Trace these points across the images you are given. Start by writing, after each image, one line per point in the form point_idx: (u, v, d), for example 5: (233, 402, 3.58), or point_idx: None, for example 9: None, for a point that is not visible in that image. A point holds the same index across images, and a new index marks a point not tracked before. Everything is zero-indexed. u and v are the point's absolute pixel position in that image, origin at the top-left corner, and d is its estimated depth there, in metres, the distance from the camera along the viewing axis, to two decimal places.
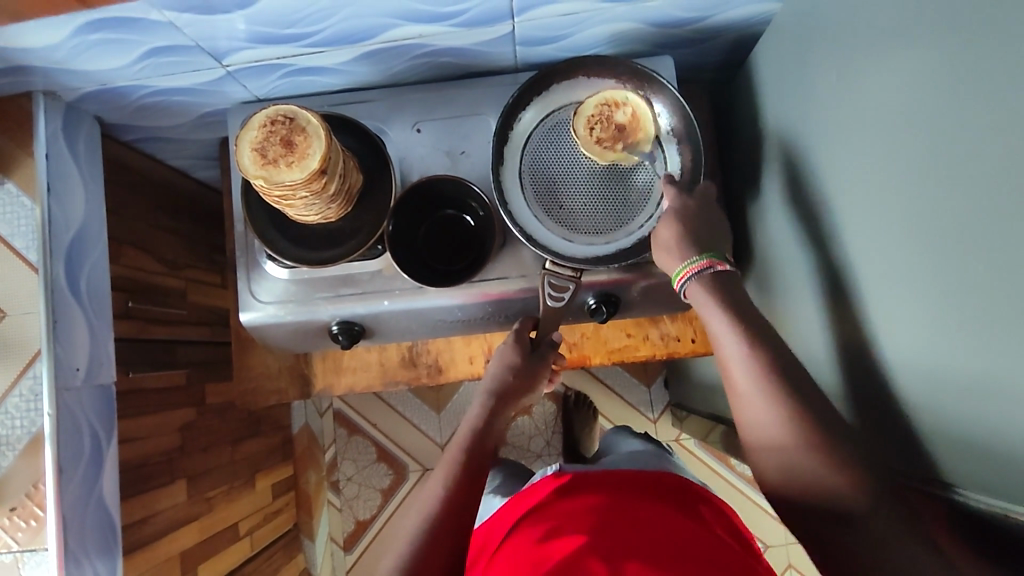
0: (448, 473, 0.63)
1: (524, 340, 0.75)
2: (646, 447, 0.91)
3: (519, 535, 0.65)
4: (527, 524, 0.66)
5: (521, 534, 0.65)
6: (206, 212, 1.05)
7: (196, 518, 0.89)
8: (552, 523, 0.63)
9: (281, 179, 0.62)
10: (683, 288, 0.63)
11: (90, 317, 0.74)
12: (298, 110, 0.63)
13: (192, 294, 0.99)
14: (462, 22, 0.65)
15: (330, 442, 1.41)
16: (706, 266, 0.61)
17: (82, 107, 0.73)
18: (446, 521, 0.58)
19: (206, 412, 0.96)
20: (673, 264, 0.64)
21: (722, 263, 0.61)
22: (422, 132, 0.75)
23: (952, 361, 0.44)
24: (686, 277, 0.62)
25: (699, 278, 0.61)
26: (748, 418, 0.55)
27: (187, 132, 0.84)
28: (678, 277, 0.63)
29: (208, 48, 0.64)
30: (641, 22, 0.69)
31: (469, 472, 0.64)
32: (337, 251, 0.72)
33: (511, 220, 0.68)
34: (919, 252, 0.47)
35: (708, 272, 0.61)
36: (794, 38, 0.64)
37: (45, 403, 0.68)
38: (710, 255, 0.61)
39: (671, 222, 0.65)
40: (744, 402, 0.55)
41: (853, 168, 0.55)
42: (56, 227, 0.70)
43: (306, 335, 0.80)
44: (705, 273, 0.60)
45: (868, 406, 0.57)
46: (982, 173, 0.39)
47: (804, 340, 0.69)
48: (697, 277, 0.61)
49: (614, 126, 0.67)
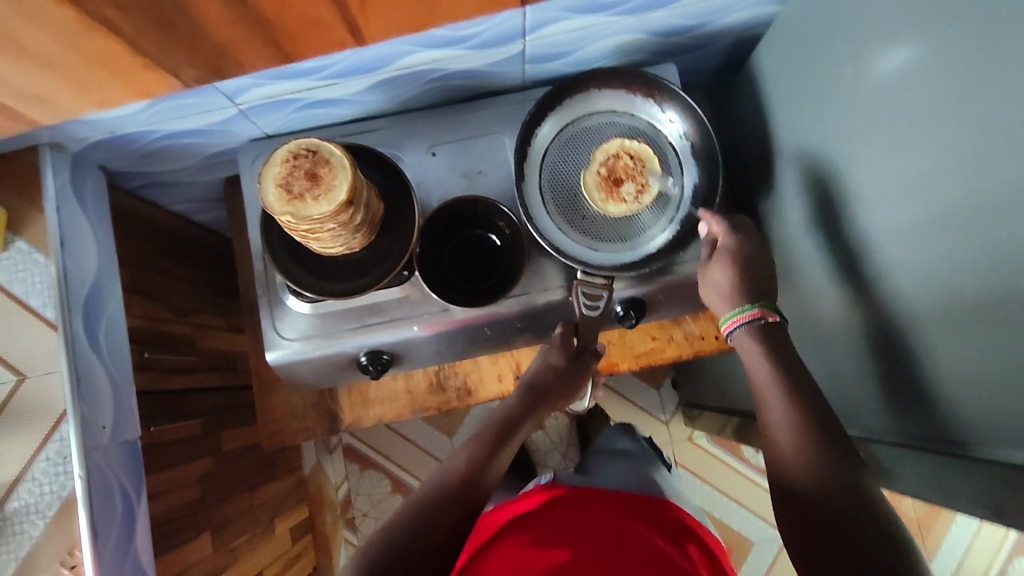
0: (472, 454, 0.67)
1: (569, 347, 0.76)
2: (637, 447, 0.94)
3: (505, 540, 0.65)
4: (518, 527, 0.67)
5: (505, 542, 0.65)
6: (208, 254, 1.03)
7: (224, 570, 0.86)
8: (541, 534, 0.64)
9: (309, 213, 0.61)
10: (731, 334, 0.66)
11: (112, 372, 0.72)
12: (320, 143, 0.63)
13: (201, 339, 0.96)
14: (476, 44, 0.65)
15: (342, 479, 1.38)
16: (758, 316, 0.64)
17: (88, 157, 0.72)
18: (447, 507, 0.61)
19: (223, 459, 0.94)
20: (722, 309, 0.67)
21: (773, 313, 0.64)
22: (437, 155, 0.75)
23: (999, 333, 0.46)
24: (736, 324, 0.65)
25: (747, 328, 0.64)
26: (773, 401, 0.59)
27: (192, 175, 0.83)
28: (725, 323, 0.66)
29: (222, 88, 0.64)
30: (645, 32, 0.71)
31: (482, 464, 0.66)
32: (363, 280, 0.72)
33: (537, 233, 0.68)
34: (949, 230, 0.49)
35: (759, 322, 0.64)
36: (796, 37, 0.66)
37: (75, 464, 0.64)
38: (759, 305, 0.64)
39: (723, 265, 0.66)
40: (764, 384, 0.61)
41: (870, 157, 0.57)
42: (72, 283, 0.67)
43: (333, 369, 0.79)
44: (757, 323, 0.63)
45: (906, 386, 0.59)
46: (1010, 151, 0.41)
47: (829, 327, 0.70)
48: (746, 326, 0.64)
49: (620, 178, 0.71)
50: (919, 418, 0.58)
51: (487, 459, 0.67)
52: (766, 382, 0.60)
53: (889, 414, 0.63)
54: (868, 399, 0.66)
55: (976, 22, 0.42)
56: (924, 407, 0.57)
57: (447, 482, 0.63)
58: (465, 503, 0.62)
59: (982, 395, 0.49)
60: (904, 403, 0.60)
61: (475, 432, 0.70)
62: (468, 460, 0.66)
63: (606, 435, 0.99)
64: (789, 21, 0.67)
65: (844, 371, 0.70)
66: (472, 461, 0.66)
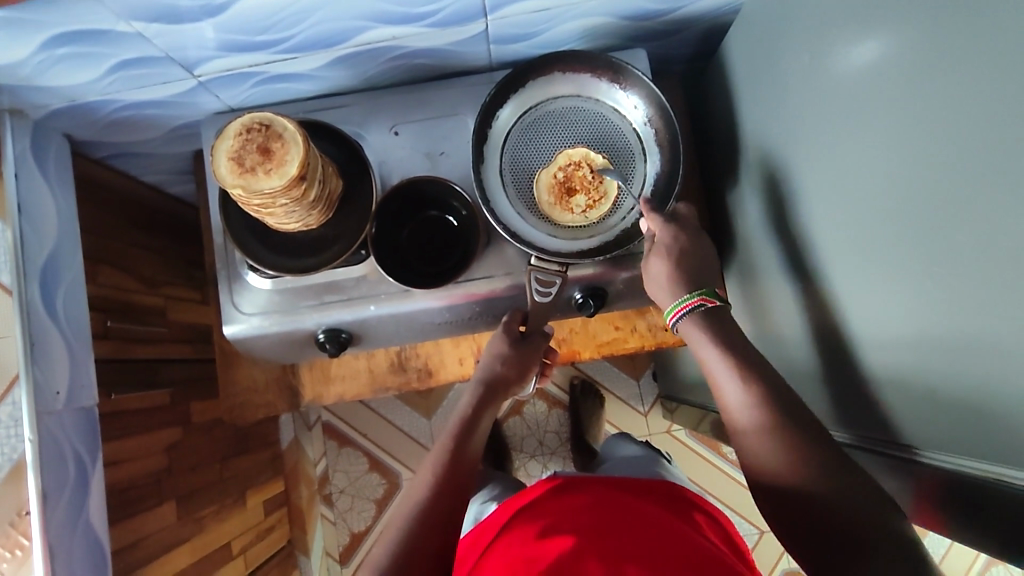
0: (434, 465, 0.66)
1: (513, 332, 0.75)
2: (644, 451, 0.92)
3: (499, 546, 0.63)
4: (515, 528, 0.64)
5: (502, 546, 0.63)
6: (181, 227, 1.03)
7: (188, 540, 0.87)
8: (538, 525, 0.62)
9: (260, 187, 0.60)
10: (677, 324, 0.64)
11: (69, 340, 0.73)
12: (274, 117, 0.62)
13: (172, 312, 0.97)
14: (436, 21, 0.65)
15: (320, 455, 1.39)
16: (699, 304, 0.62)
17: (51, 124, 0.72)
18: (419, 530, 0.59)
19: (192, 430, 0.95)
20: (666, 302, 0.65)
21: (713, 299, 0.62)
22: (400, 134, 0.75)
23: (934, 331, 0.45)
24: (677, 315, 0.63)
25: (690, 317, 0.62)
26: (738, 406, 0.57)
27: (160, 147, 0.83)
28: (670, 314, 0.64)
29: (179, 58, 0.63)
30: (612, 15, 0.70)
31: (454, 476, 0.65)
32: (320, 257, 0.71)
33: (492, 216, 0.67)
34: (897, 224, 0.47)
35: (701, 308, 0.61)
36: (760, 25, 0.65)
37: (27, 428, 0.66)
38: (703, 292, 0.62)
39: (662, 256, 0.65)
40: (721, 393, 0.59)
41: (824, 150, 0.56)
42: (29, 249, 0.69)
43: (293, 345, 0.79)
44: (697, 311, 0.61)
45: (848, 382, 0.58)
46: (962, 139, 0.40)
47: (781, 321, 0.70)
48: (689, 314, 0.62)
49: (572, 190, 0.71)
50: (857, 414, 0.58)
51: (452, 464, 0.66)
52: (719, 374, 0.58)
53: (832, 410, 0.62)
54: (814, 396, 0.66)
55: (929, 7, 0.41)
56: (863, 403, 0.56)
57: (418, 504, 0.62)
58: (437, 521, 0.61)
59: (917, 394, 0.48)
60: (845, 399, 0.59)
61: (438, 441, 0.70)
62: (435, 473, 0.65)
63: (608, 447, 1.02)
64: (754, 8, 0.65)
65: (794, 367, 0.69)
66: (439, 473, 0.65)
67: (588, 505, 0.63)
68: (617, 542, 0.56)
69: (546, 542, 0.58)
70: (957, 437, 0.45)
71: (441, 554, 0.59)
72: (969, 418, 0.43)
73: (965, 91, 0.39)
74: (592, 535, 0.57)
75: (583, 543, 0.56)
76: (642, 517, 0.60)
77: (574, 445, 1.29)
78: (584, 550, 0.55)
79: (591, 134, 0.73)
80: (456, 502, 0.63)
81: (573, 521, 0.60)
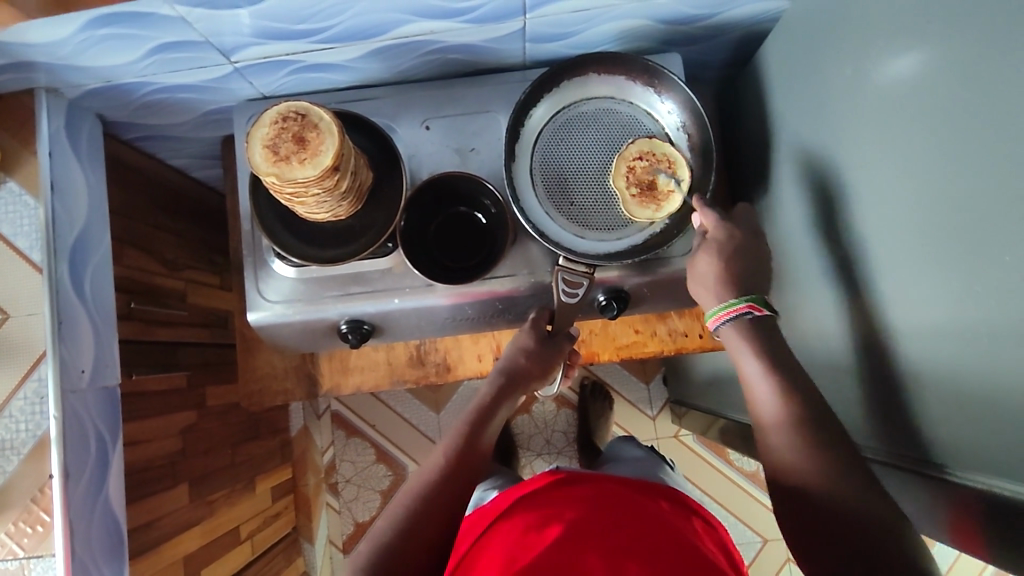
0: (449, 446, 0.68)
1: (541, 329, 0.75)
2: (645, 455, 0.92)
3: (501, 525, 0.62)
4: (516, 510, 0.63)
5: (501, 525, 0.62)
6: (205, 212, 1.04)
7: (199, 522, 0.87)
8: (545, 512, 0.61)
9: (293, 176, 0.60)
10: (718, 327, 0.64)
11: (95, 319, 0.74)
12: (310, 106, 0.61)
13: (191, 295, 0.97)
14: (475, 18, 0.64)
15: (328, 445, 1.38)
16: (746, 309, 0.61)
17: (84, 104, 0.73)
18: (425, 509, 0.62)
19: (207, 414, 0.95)
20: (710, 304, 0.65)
21: (762, 308, 0.61)
22: (431, 129, 0.75)
23: (970, 355, 0.45)
24: (721, 319, 0.62)
25: (734, 322, 0.61)
26: (760, 399, 0.58)
27: (190, 131, 0.83)
28: (713, 317, 0.64)
29: (217, 44, 0.63)
30: (650, 19, 0.70)
31: (463, 465, 0.66)
32: (347, 249, 0.72)
33: (523, 216, 0.68)
34: (938, 241, 0.47)
35: (747, 316, 0.61)
36: (801, 35, 0.64)
37: (51, 405, 0.66)
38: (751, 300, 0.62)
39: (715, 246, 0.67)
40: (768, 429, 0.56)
41: (863, 164, 0.56)
42: (60, 228, 0.69)
43: (314, 335, 0.79)
44: (741, 319, 0.61)
45: (877, 396, 0.58)
46: (1012, 160, 0.39)
47: (808, 331, 0.70)
48: (734, 320, 0.61)
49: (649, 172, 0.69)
50: (883, 426, 0.58)
51: (467, 448, 0.68)
52: (754, 377, 0.58)
53: (856, 422, 0.62)
54: (838, 409, 0.66)
55: (989, 28, 0.41)
56: (891, 417, 0.56)
57: (425, 485, 0.64)
58: (444, 506, 0.63)
59: (950, 411, 0.48)
60: (872, 411, 0.59)
61: (454, 425, 0.70)
62: (445, 458, 0.67)
63: (614, 447, 1.01)
64: (795, 18, 0.65)
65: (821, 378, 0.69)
66: (449, 458, 0.67)
67: (600, 501, 0.62)
68: (629, 539, 0.56)
69: (553, 529, 0.58)
70: (984, 456, 0.45)
71: (440, 536, 0.62)
72: (999, 439, 0.43)
73: (1010, 111, 0.39)
74: (605, 531, 0.57)
75: (595, 539, 0.56)
76: (654, 519, 0.60)
77: (581, 445, 1.30)
78: (595, 547, 0.55)
79: (615, 146, 0.73)
80: (462, 493, 0.65)
81: (584, 514, 0.59)
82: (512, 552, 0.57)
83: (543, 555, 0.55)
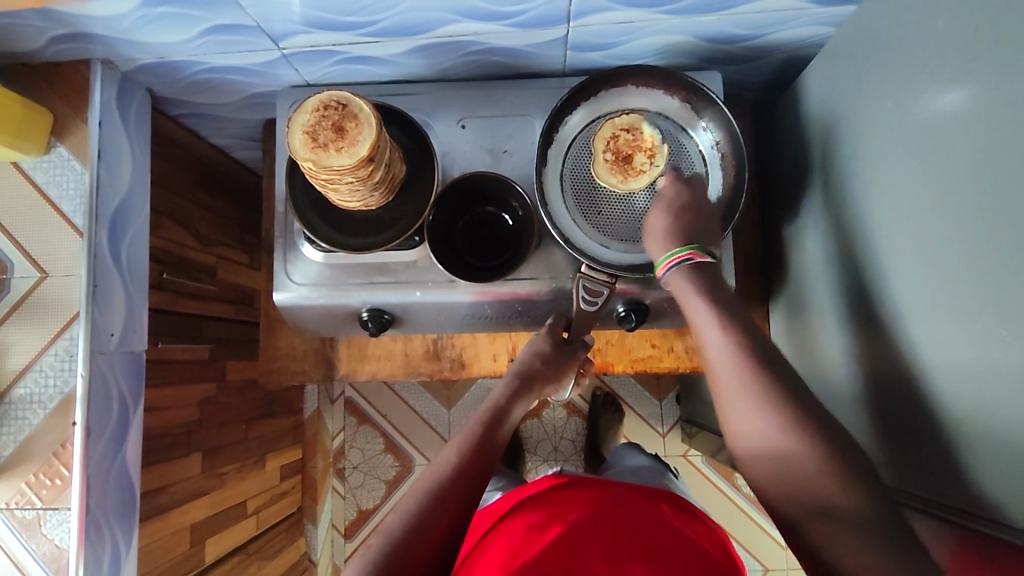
0: (463, 441, 0.65)
1: (557, 335, 0.77)
2: (648, 461, 0.93)
3: (506, 524, 0.63)
4: (520, 513, 0.64)
5: (506, 527, 0.63)
6: (241, 191, 1.06)
7: (208, 493, 0.89)
8: (548, 513, 0.62)
9: (330, 164, 0.61)
10: (664, 279, 0.65)
11: (128, 284, 0.76)
12: (352, 97, 0.63)
13: (221, 271, 1.00)
14: (518, 22, 0.65)
15: (339, 430, 1.40)
16: (688, 257, 0.63)
17: (136, 78, 0.75)
18: (440, 502, 0.58)
19: (225, 387, 0.97)
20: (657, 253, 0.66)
21: (702, 255, 0.64)
22: (466, 128, 0.77)
23: (993, 397, 0.44)
24: (666, 267, 0.64)
25: (677, 268, 0.63)
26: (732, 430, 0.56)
27: (233, 112, 0.86)
28: (660, 266, 0.65)
29: (267, 30, 0.65)
30: (693, 36, 0.70)
31: (476, 461, 0.63)
32: (374, 238, 0.73)
33: (549, 220, 0.69)
34: (975, 282, 0.46)
35: (688, 262, 0.63)
36: (844, 62, 0.64)
37: (80, 364, 0.69)
38: (693, 248, 0.64)
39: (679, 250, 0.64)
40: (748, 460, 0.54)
41: (897, 197, 0.56)
42: (103, 194, 0.72)
43: (336, 320, 0.81)
44: (684, 263, 0.63)
45: (891, 430, 0.58)
46: None
47: (829, 358, 0.69)
48: (677, 267, 0.64)
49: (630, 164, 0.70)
50: (896, 460, 0.57)
51: (481, 443, 0.65)
52: (704, 322, 0.60)
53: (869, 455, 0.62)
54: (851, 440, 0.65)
55: None
56: (908, 452, 0.55)
57: (439, 479, 0.60)
58: (460, 501, 0.60)
59: (969, 449, 0.47)
60: (889, 444, 0.59)
61: (468, 421, 0.69)
62: (458, 456, 0.63)
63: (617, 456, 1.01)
64: (839, 46, 0.65)
65: (833, 405, 0.69)
66: (462, 456, 0.63)
67: (608, 502, 0.63)
68: (633, 543, 0.56)
69: (554, 530, 0.58)
70: (1003, 502, 0.44)
71: (456, 533, 0.58)
72: (1015, 485, 0.43)
73: None
74: (615, 538, 0.57)
75: (604, 544, 0.56)
76: (662, 528, 0.59)
77: (588, 455, 1.30)
78: (605, 553, 0.55)
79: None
80: (475, 487, 0.62)
81: (589, 518, 0.59)
82: (516, 548, 0.57)
83: (551, 554, 0.55)
